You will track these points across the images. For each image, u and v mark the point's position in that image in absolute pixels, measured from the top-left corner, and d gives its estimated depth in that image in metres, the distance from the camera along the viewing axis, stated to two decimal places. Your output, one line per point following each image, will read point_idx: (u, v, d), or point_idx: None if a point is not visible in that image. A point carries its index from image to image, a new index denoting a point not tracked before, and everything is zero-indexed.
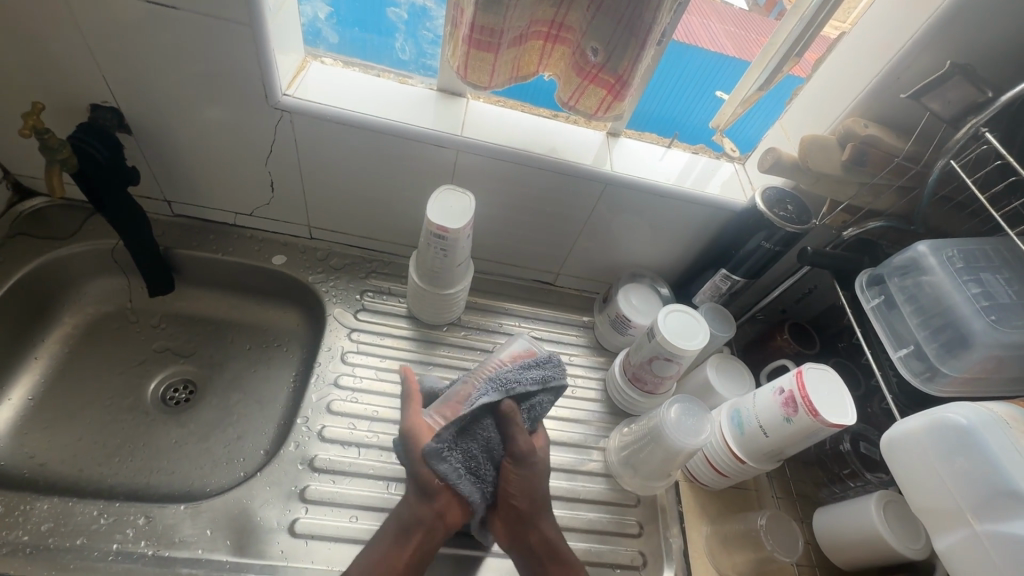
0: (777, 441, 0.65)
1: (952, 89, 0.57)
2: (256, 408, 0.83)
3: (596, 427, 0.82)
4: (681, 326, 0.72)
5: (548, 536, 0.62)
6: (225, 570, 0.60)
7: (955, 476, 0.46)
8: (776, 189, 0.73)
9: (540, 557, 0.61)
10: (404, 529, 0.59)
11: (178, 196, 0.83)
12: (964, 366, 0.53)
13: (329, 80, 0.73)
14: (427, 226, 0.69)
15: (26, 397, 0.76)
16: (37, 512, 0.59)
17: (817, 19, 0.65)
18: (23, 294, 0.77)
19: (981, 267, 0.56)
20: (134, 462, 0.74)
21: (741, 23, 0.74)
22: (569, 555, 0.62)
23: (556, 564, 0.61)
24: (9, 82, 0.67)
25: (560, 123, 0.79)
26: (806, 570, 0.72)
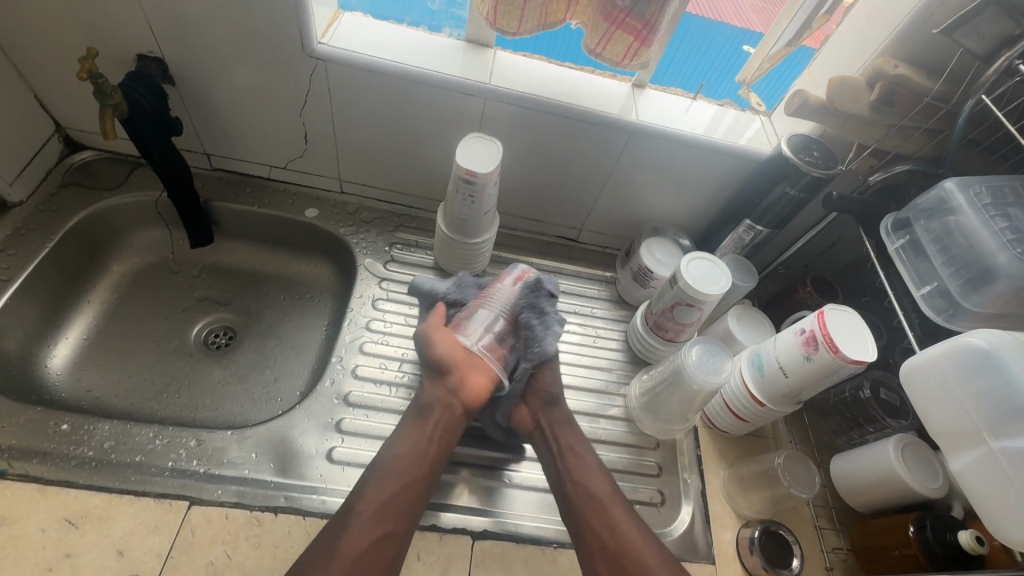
0: (797, 381, 0.67)
1: (987, 22, 0.57)
2: (292, 352, 0.87)
3: (618, 375, 0.85)
4: (703, 272, 0.74)
5: (563, 414, 0.73)
6: (271, 488, 0.64)
7: (973, 397, 0.48)
8: (803, 136, 0.73)
9: (551, 429, 0.71)
10: (425, 411, 0.67)
11: (217, 150, 0.87)
12: (986, 301, 0.54)
13: (361, 30, 0.75)
14: (455, 171, 0.71)
15: (82, 337, 0.81)
16: (99, 431, 0.64)
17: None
18: (76, 240, 0.82)
19: (1009, 203, 0.56)
20: (181, 398, 0.79)
21: None
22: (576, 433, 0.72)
23: (573, 434, 0.71)
24: (64, 33, 0.71)
25: (585, 74, 0.80)
26: (822, 512, 0.74)
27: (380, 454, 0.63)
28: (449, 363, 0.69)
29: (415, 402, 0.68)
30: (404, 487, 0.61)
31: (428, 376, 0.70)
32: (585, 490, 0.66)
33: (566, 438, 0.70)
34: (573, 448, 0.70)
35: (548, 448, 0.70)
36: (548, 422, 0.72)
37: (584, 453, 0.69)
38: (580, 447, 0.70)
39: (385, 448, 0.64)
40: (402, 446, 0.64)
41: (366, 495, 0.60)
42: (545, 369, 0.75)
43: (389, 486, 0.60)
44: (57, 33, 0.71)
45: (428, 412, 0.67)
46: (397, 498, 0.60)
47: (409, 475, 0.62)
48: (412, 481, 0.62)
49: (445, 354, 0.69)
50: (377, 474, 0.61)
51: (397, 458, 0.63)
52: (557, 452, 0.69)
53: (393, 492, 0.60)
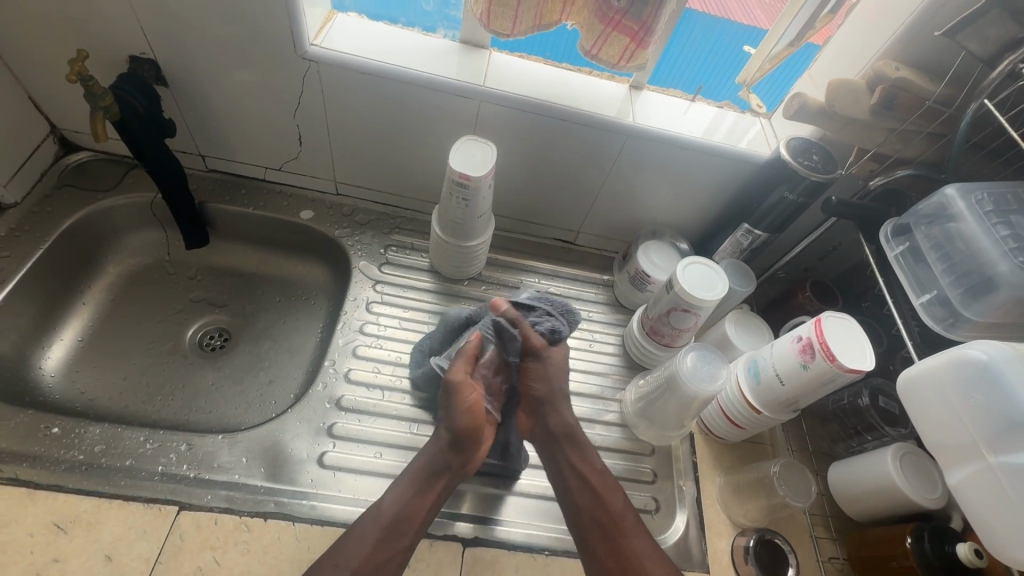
0: (794, 390, 0.66)
1: (990, 25, 0.55)
2: (287, 354, 0.86)
3: (613, 380, 0.84)
4: (700, 277, 0.73)
5: (567, 421, 0.71)
6: (261, 493, 0.64)
7: (972, 410, 0.47)
8: (802, 139, 0.72)
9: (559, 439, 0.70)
10: (431, 476, 0.63)
11: (211, 151, 0.87)
12: (987, 311, 0.52)
13: (354, 31, 0.74)
14: (449, 174, 0.71)
15: (77, 338, 0.81)
16: (90, 435, 0.64)
17: None
18: (71, 241, 0.81)
19: (1012, 210, 0.54)
20: (175, 400, 0.79)
21: None
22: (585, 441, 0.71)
23: (576, 447, 0.69)
24: (56, 34, 0.70)
25: (582, 75, 0.79)
26: (818, 520, 0.73)
27: (381, 505, 0.61)
28: (469, 435, 0.65)
29: (424, 463, 0.64)
30: (401, 551, 0.59)
31: (443, 439, 0.65)
32: (588, 513, 0.65)
33: (569, 453, 0.69)
34: (576, 464, 0.68)
35: (553, 462, 0.69)
36: (553, 427, 0.70)
37: (588, 473, 0.67)
38: (584, 464, 0.68)
39: (387, 500, 0.61)
40: (402, 504, 0.61)
41: (360, 551, 0.57)
42: (530, 369, 0.72)
43: (386, 549, 0.58)
44: (48, 34, 0.70)
45: (434, 478, 0.64)
46: (393, 560, 0.58)
47: (407, 539, 0.60)
48: (406, 542, 0.60)
49: (465, 427, 0.65)
50: (376, 532, 0.59)
51: (397, 518, 0.60)
52: (561, 467, 0.68)
53: (393, 555, 0.58)
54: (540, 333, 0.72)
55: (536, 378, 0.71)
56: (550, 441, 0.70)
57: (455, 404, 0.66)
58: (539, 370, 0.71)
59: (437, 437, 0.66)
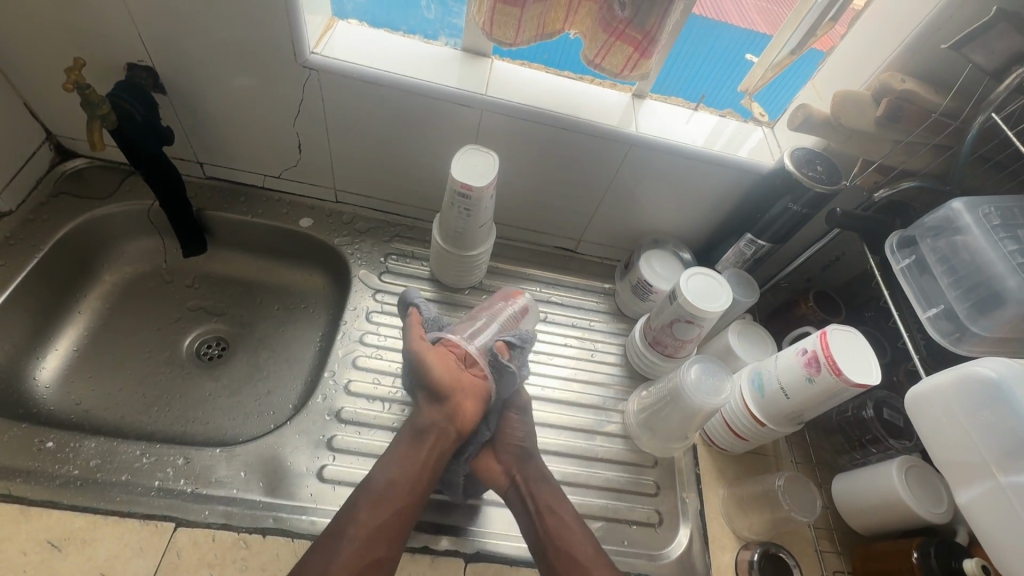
0: (799, 403, 0.65)
1: (998, 38, 0.55)
2: (286, 364, 0.85)
3: (616, 390, 0.83)
4: (704, 288, 0.72)
5: (543, 469, 0.69)
6: (259, 509, 0.63)
7: (982, 428, 0.47)
8: (806, 149, 0.72)
9: (533, 482, 0.67)
10: (420, 433, 0.65)
11: (210, 158, 0.86)
12: (994, 326, 0.52)
13: (355, 40, 0.73)
14: (450, 184, 0.70)
15: (71, 348, 0.80)
16: (86, 449, 0.63)
17: None
18: (66, 250, 0.80)
19: (1020, 224, 0.54)
20: (172, 412, 0.78)
21: None
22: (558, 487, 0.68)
23: (551, 492, 0.67)
24: (53, 41, 0.69)
25: (585, 84, 0.78)
26: (823, 533, 0.72)
27: (372, 477, 0.62)
28: (446, 389, 0.67)
29: (410, 427, 0.66)
30: (398, 512, 0.59)
31: (422, 399, 0.68)
32: (565, 555, 0.61)
33: (545, 497, 0.66)
34: (551, 508, 0.65)
35: (526, 509, 0.65)
36: (530, 472, 0.68)
37: (566, 517, 0.64)
38: (561, 510, 0.65)
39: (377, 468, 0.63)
40: (394, 468, 0.62)
41: (358, 519, 0.58)
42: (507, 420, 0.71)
43: (381, 511, 0.59)
44: (46, 42, 0.70)
45: (422, 436, 0.65)
46: (392, 522, 0.59)
47: (403, 500, 0.60)
48: (401, 502, 0.60)
49: (442, 381, 0.67)
50: (368, 499, 0.60)
51: (390, 480, 0.61)
52: (536, 512, 0.65)
53: (387, 518, 0.59)
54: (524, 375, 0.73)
55: (516, 429, 0.71)
56: (526, 487, 0.67)
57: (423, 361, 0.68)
58: (520, 422, 0.71)
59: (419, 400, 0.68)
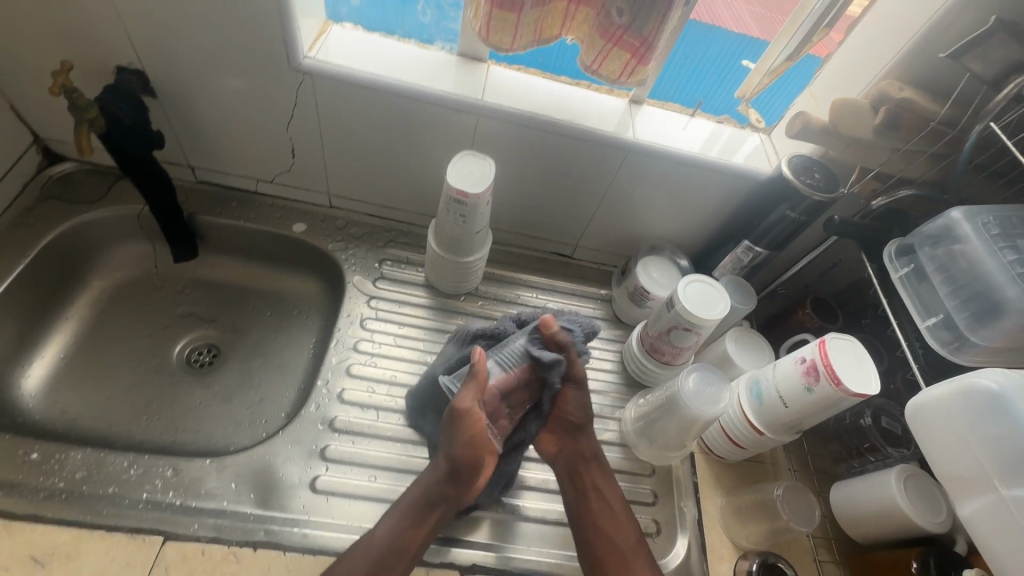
0: (798, 411, 0.65)
1: (996, 47, 0.56)
2: (278, 371, 0.84)
3: (613, 398, 0.82)
4: (701, 296, 0.72)
5: (595, 444, 0.70)
6: (250, 521, 0.62)
7: (985, 441, 0.47)
8: (804, 156, 0.71)
9: (587, 460, 0.69)
10: (427, 508, 0.60)
11: (201, 162, 0.84)
12: (994, 336, 0.52)
13: (349, 44, 0.72)
14: (446, 190, 0.69)
15: (58, 356, 0.78)
16: (72, 461, 0.62)
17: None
18: (54, 255, 0.79)
19: (1019, 234, 0.54)
20: (161, 421, 0.77)
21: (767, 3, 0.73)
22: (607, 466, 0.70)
23: (602, 473, 0.69)
24: (40, 44, 0.68)
25: (582, 90, 0.78)
26: (821, 543, 0.72)
27: (371, 536, 0.59)
28: (467, 472, 0.60)
29: (420, 494, 0.61)
30: None
31: (442, 469, 0.61)
32: (606, 538, 0.64)
33: (593, 476, 0.68)
34: (598, 486, 0.68)
35: (575, 487, 0.68)
36: (582, 448, 0.69)
37: (611, 496, 0.67)
38: (608, 490, 0.67)
39: (379, 529, 0.59)
40: (394, 538, 0.59)
41: None
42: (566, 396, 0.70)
43: None
44: (33, 44, 0.68)
45: (429, 509, 0.61)
46: None
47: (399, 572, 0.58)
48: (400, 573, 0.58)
49: (464, 457, 0.60)
50: (366, 563, 0.57)
51: (389, 551, 0.58)
52: (584, 489, 0.67)
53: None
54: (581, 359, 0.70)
55: (574, 405, 0.70)
56: (576, 463, 0.69)
57: (458, 432, 0.61)
58: (576, 397, 0.70)
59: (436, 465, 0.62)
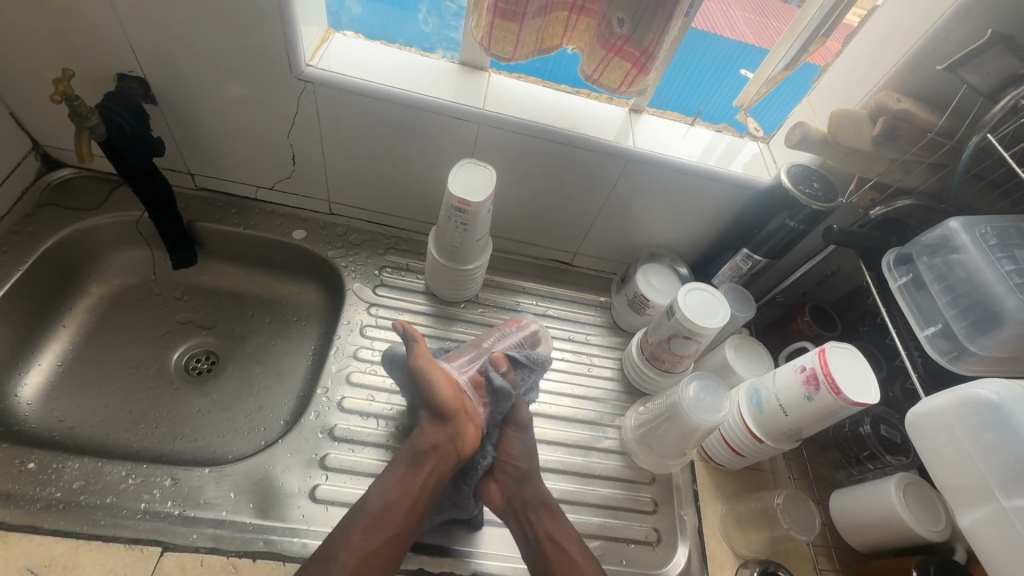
0: (797, 420, 0.65)
1: (991, 60, 0.57)
2: (277, 379, 0.84)
3: (613, 405, 0.82)
4: (701, 304, 0.72)
5: (542, 490, 0.67)
6: (249, 531, 0.61)
7: (985, 450, 0.47)
8: (802, 166, 0.72)
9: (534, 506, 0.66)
10: (419, 457, 0.63)
11: (201, 169, 0.84)
12: (992, 346, 0.52)
13: (351, 52, 0.73)
14: (447, 198, 0.69)
15: (55, 363, 0.77)
16: (69, 470, 0.61)
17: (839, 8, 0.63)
18: (51, 262, 0.78)
19: (1016, 245, 0.54)
20: (159, 429, 0.76)
21: (763, 10, 0.73)
22: (558, 509, 0.66)
23: (552, 518, 0.65)
24: (41, 51, 0.68)
25: (582, 99, 0.78)
26: (821, 551, 0.72)
27: (368, 498, 0.60)
28: (451, 412, 0.65)
29: (409, 446, 0.64)
30: (390, 540, 0.57)
31: (426, 419, 0.66)
32: None
33: (545, 522, 0.64)
34: (551, 535, 0.63)
35: (526, 537, 0.64)
36: (529, 497, 0.66)
37: (566, 543, 0.62)
38: (562, 536, 0.63)
39: (374, 491, 0.60)
40: (390, 492, 0.60)
41: (350, 544, 0.56)
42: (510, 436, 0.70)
43: (376, 535, 0.57)
44: (34, 52, 0.68)
45: (421, 458, 0.63)
46: (383, 551, 0.56)
47: (397, 526, 0.58)
48: (399, 528, 0.58)
49: (449, 404, 0.65)
50: (365, 521, 0.57)
51: (387, 507, 0.59)
52: (535, 537, 0.63)
53: (381, 544, 0.57)
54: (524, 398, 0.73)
55: (518, 447, 0.69)
56: (526, 513, 0.65)
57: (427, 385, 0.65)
58: (520, 440, 0.69)
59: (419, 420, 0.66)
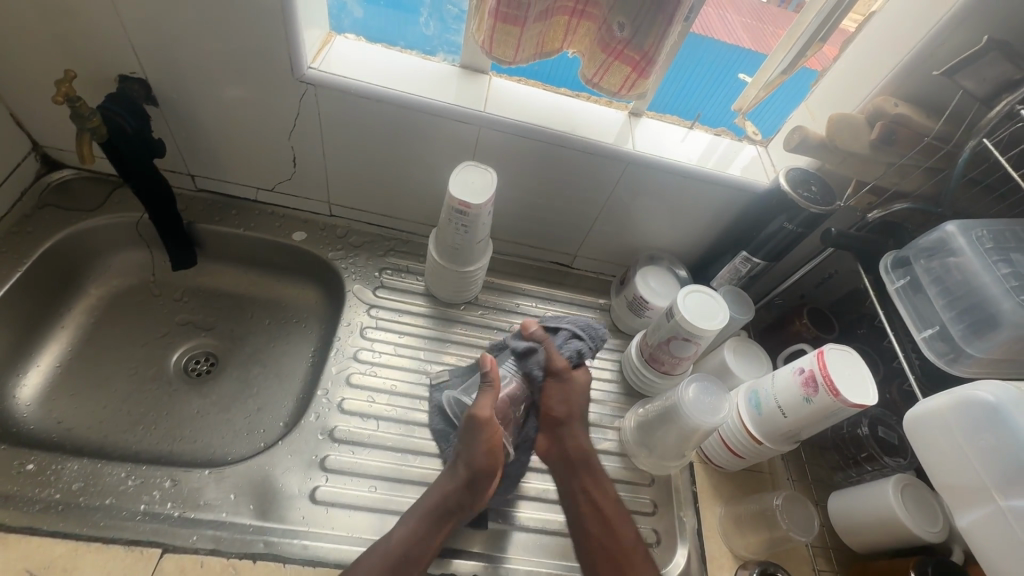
0: (796, 421, 0.65)
1: (987, 66, 0.57)
2: (276, 380, 0.84)
3: (612, 407, 0.83)
4: (699, 306, 0.72)
5: (583, 445, 0.72)
6: (249, 533, 0.61)
7: (982, 452, 0.48)
8: (801, 170, 0.73)
9: (575, 462, 0.71)
10: (443, 514, 0.62)
11: (202, 171, 0.84)
12: (989, 348, 0.53)
13: (353, 55, 0.73)
14: (449, 201, 0.70)
15: (53, 364, 0.77)
16: (68, 471, 0.61)
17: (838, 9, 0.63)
18: (50, 263, 0.78)
19: (1012, 248, 0.55)
20: (158, 431, 0.76)
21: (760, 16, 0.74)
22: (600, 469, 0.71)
23: (591, 475, 0.70)
24: (42, 52, 0.68)
25: (582, 102, 0.79)
26: (820, 552, 0.72)
27: (389, 540, 0.59)
28: (484, 476, 0.63)
29: (439, 500, 0.62)
30: None
31: (460, 475, 0.63)
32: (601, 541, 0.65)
33: (583, 479, 0.69)
34: (591, 488, 0.68)
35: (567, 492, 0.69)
36: (570, 450, 0.71)
37: (603, 499, 0.68)
38: (598, 494, 0.68)
39: (395, 534, 0.59)
40: (410, 544, 0.59)
41: None
42: (552, 390, 0.75)
43: None
44: (36, 53, 0.68)
45: (444, 519, 0.62)
46: None
47: None
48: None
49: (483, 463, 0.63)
50: (383, 566, 0.57)
51: (404, 557, 0.58)
52: (574, 493, 0.69)
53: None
54: (564, 355, 0.76)
55: (558, 398, 0.74)
56: (567, 465, 0.71)
57: (477, 441, 0.64)
58: (559, 389, 0.75)
59: (454, 473, 0.64)
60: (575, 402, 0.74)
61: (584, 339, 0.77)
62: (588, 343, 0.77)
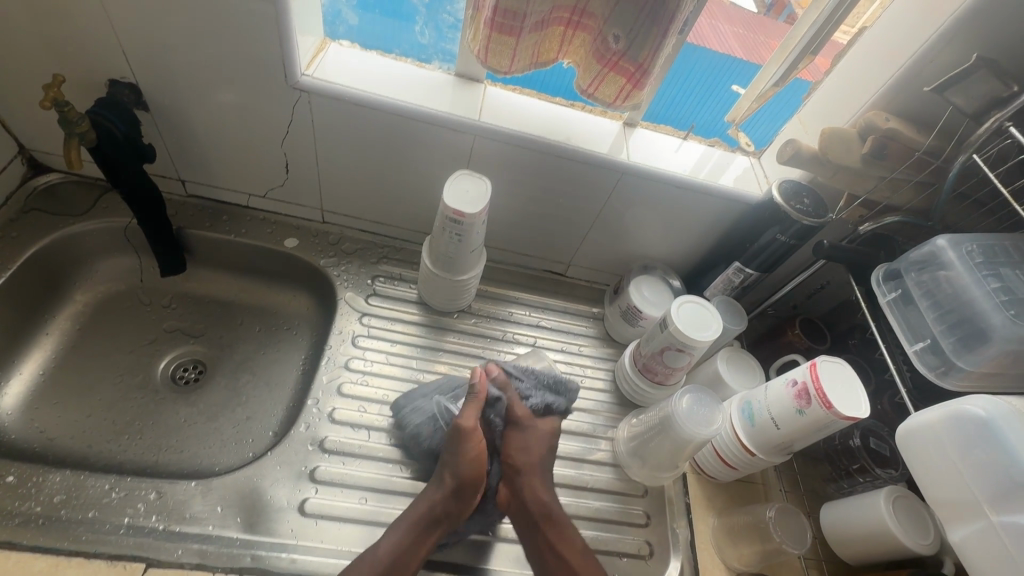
0: (790, 433, 0.65)
1: (977, 83, 0.58)
2: (266, 390, 0.82)
3: (605, 417, 0.82)
4: (693, 317, 0.72)
5: (545, 499, 0.67)
6: (236, 547, 0.60)
7: (974, 466, 0.48)
8: (794, 182, 0.73)
9: (538, 518, 0.65)
10: (431, 525, 0.61)
11: (192, 176, 0.83)
12: (980, 361, 0.53)
13: (348, 62, 0.73)
14: (442, 210, 0.69)
15: (37, 372, 0.75)
16: (50, 483, 0.60)
17: (834, 17, 0.64)
18: (36, 269, 0.77)
19: (1000, 262, 0.56)
20: (143, 440, 0.74)
21: (752, 25, 0.74)
22: (567, 521, 0.66)
23: (556, 529, 0.65)
24: (32, 55, 0.67)
25: (577, 112, 0.79)
26: (812, 564, 0.72)
27: (377, 548, 0.58)
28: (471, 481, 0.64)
29: (428, 509, 0.62)
30: None
31: (446, 486, 0.64)
32: None
33: (548, 533, 0.64)
34: (557, 547, 0.63)
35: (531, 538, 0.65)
36: (532, 504, 0.66)
37: (569, 553, 0.63)
38: (564, 547, 0.63)
39: (381, 545, 0.59)
40: (396, 553, 0.58)
41: None
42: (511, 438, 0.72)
43: None
44: (24, 56, 0.67)
45: (434, 526, 0.61)
46: None
47: None
48: None
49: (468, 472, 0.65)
50: None
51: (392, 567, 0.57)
52: (540, 549, 0.64)
53: None
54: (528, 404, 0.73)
55: (518, 447, 0.71)
56: (527, 518, 0.66)
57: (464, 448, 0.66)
58: (520, 438, 0.71)
59: (438, 484, 0.64)
60: (535, 453, 0.71)
61: (553, 394, 0.74)
62: (560, 399, 0.74)
